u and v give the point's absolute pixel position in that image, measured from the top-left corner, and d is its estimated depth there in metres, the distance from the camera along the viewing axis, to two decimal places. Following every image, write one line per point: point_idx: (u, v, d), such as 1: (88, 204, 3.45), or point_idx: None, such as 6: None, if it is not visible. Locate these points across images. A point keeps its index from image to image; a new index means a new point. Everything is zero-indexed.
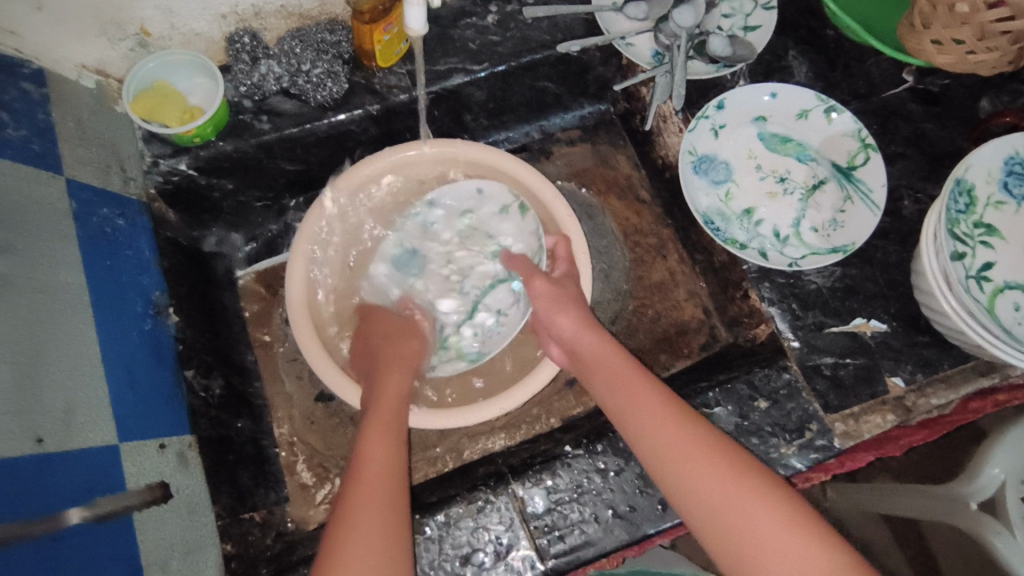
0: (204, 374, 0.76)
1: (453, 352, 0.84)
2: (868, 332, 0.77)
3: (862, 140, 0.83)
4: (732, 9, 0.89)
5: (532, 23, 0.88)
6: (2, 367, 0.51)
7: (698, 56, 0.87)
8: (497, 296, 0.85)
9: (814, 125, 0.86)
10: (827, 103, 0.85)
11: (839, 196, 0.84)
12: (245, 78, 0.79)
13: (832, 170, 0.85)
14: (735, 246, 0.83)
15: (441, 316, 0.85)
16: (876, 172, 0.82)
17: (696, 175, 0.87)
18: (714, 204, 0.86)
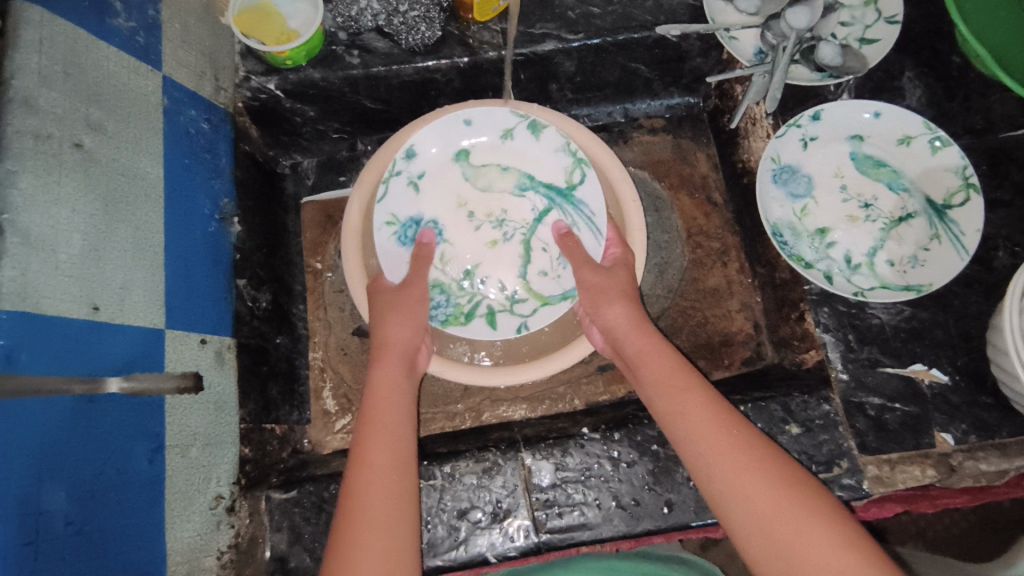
0: (254, 286, 0.80)
1: (530, 299, 0.80)
2: (926, 380, 0.72)
3: (965, 179, 0.77)
4: (852, 18, 0.84)
5: (637, 1, 0.85)
6: (72, 236, 0.55)
7: (804, 61, 0.82)
8: (547, 229, 0.82)
9: (914, 153, 0.80)
10: (935, 132, 0.79)
11: (926, 232, 0.78)
12: (344, 9, 0.80)
13: (925, 204, 0.79)
14: (800, 263, 0.79)
15: (499, 275, 0.81)
16: (974, 215, 0.75)
17: (774, 184, 0.83)
18: (787, 217, 0.82)
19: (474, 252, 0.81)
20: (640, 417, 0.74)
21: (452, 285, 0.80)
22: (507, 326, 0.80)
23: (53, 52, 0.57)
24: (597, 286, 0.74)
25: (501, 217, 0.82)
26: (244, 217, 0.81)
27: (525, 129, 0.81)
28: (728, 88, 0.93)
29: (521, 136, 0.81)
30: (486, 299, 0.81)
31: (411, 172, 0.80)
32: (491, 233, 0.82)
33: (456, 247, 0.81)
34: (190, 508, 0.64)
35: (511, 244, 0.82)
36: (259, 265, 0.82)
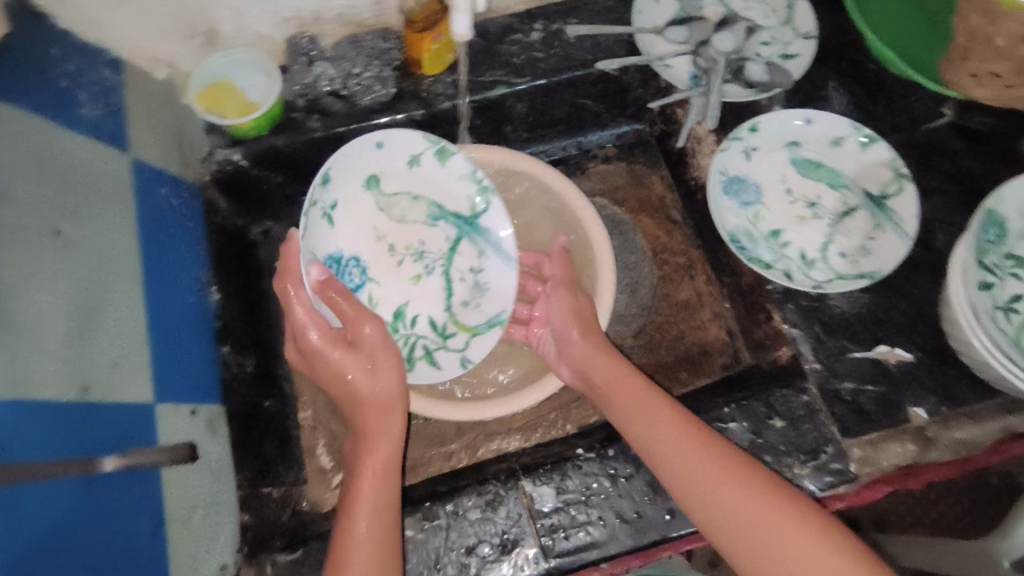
0: (239, 351, 0.80)
1: (459, 331, 0.84)
2: (892, 360, 0.77)
3: (896, 170, 0.84)
4: (773, 38, 0.92)
5: (576, 42, 0.92)
6: (58, 319, 0.56)
7: (735, 80, 0.90)
8: (463, 257, 0.85)
9: (846, 154, 0.87)
10: (862, 132, 0.86)
11: (871, 223, 0.84)
12: (301, 78, 0.86)
13: (864, 195, 0.85)
14: (761, 265, 0.83)
15: (419, 307, 0.84)
16: (909, 202, 0.82)
17: (726, 196, 0.88)
18: (742, 225, 0.87)
19: (402, 291, 0.84)
20: None
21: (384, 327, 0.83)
22: (451, 363, 0.83)
23: (28, 147, 0.59)
24: (569, 309, 0.79)
25: (420, 251, 0.84)
26: (222, 285, 0.82)
27: (433, 154, 0.81)
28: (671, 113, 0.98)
29: (427, 162, 0.81)
30: (420, 338, 0.83)
31: (326, 203, 0.78)
32: (411, 269, 0.84)
33: (383, 287, 0.83)
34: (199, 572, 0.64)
35: (434, 278, 0.84)
36: (244, 330, 0.83)
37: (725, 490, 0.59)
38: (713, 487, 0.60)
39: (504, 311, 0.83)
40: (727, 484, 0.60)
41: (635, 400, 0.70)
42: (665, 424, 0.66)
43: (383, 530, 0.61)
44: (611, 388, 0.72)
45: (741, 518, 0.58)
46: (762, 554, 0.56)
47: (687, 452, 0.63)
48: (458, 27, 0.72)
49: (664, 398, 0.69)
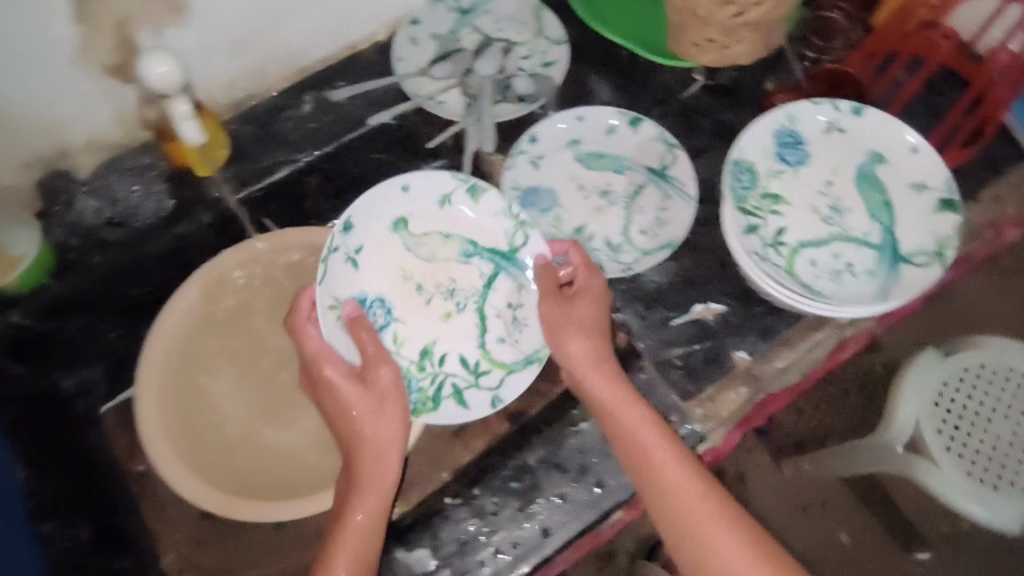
0: (69, 523, 0.75)
1: (494, 369, 0.78)
2: (710, 315, 0.81)
3: (666, 143, 0.89)
4: (531, 51, 0.96)
5: (347, 103, 0.94)
6: None
7: (507, 99, 0.93)
8: (497, 295, 0.80)
9: (622, 138, 0.91)
10: (630, 116, 0.91)
11: (659, 196, 0.88)
12: (67, 218, 0.84)
13: (647, 172, 0.89)
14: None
15: (448, 348, 0.79)
16: (686, 169, 0.88)
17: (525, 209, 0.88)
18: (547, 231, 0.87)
19: (430, 327, 0.80)
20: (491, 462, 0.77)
21: (413, 367, 0.78)
22: (479, 402, 0.76)
23: None
24: (586, 289, 0.74)
25: (451, 287, 0.81)
26: None
27: (466, 191, 0.80)
28: None
29: (457, 199, 0.80)
30: (451, 375, 0.78)
31: (350, 247, 0.78)
32: (440, 306, 0.80)
33: (409, 324, 0.80)
34: None
35: (466, 315, 0.80)
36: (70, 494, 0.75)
37: (688, 516, 0.63)
38: (665, 473, 0.66)
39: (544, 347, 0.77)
40: (678, 473, 0.65)
41: (631, 418, 0.69)
42: (621, 407, 0.70)
43: (372, 529, 0.66)
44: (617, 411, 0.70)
45: (677, 507, 0.64)
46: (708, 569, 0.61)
47: (667, 476, 0.66)
48: (188, 134, 0.77)
49: (618, 377, 0.72)
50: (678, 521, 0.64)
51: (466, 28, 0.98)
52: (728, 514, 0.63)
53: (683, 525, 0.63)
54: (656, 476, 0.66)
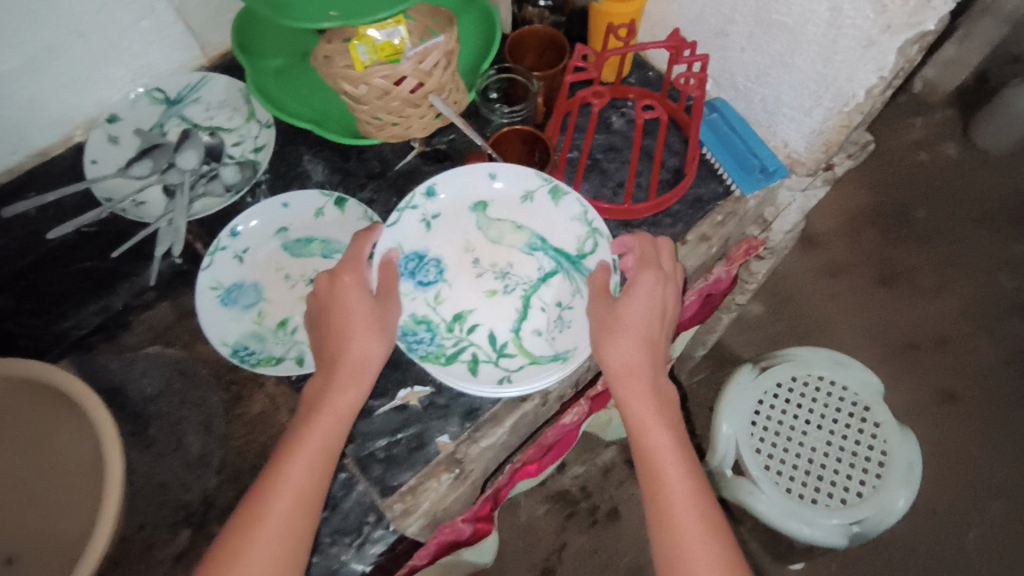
0: None
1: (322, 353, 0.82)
2: (416, 399, 0.77)
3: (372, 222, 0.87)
4: (241, 137, 0.95)
5: (39, 215, 0.90)
6: None
7: (209, 190, 0.90)
8: None
9: (331, 221, 0.88)
10: (334, 197, 0.88)
11: None
12: None
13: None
14: (272, 363, 0.81)
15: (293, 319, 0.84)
16: None
17: (225, 307, 0.83)
18: (248, 329, 0.83)
19: (288, 303, 0.85)
20: None
21: (267, 334, 0.83)
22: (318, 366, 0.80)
23: None
24: (648, 293, 0.73)
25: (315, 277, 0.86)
26: None
27: (333, 205, 0.88)
28: None
29: (330, 212, 0.88)
30: (302, 343, 0.82)
31: (237, 247, 0.87)
32: (298, 291, 0.85)
33: (273, 301, 0.85)
34: None
35: None
36: None
37: (680, 497, 0.66)
38: (657, 458, 0.68)
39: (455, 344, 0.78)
40: (665, 450, 0.68)
41: (642, 397, 0.70)
42: (640, 393, 0.70)
43: (297, 532, 0.63)
44: (628, 390, 0.70)
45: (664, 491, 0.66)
46: (688, 555, 0.63)
47: (663, 456, 0.68)
48: None
49: (653, 354, 0.72)
50: (652, 500, 0.67)
51: (173, 119, 0.96)
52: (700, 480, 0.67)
53: (661, 508, 0.66)
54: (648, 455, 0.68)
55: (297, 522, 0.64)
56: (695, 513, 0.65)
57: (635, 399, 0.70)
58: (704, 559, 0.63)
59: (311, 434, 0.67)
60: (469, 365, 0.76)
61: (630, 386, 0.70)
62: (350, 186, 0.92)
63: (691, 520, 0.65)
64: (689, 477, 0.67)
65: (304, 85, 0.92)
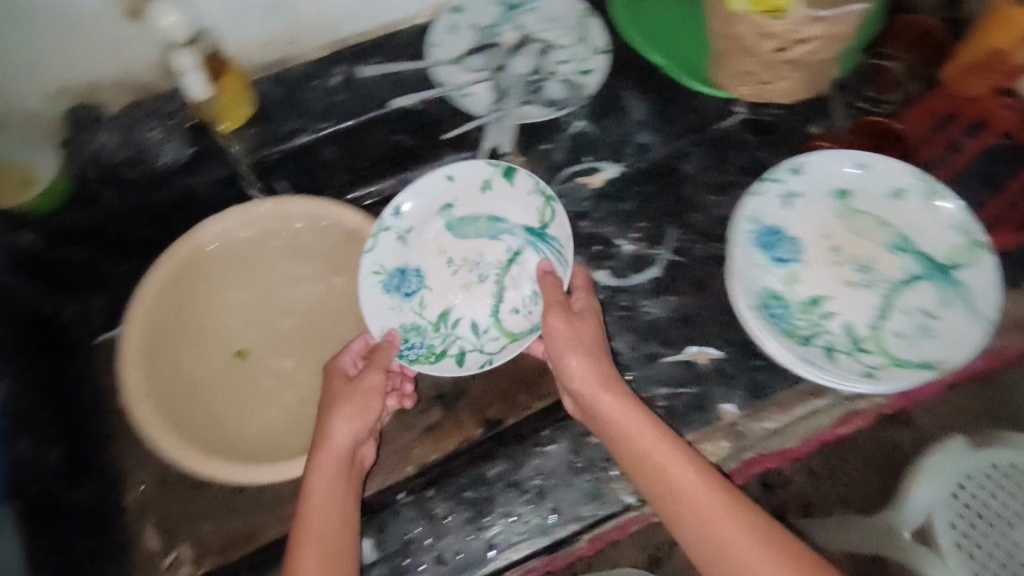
0: (44, 443, 0.77)
1: (502, 334, 0.78)
2: (703, 359, 0.78)
3: (544, 195, 0.82)
4: (569, 56, 0.93)
5: (377, 82, 0.94)
6: None
7: (535, 101, 0.90)
8: (514, 276, 0.80)
9: (497, 196, 0.83)
10: (501, 167, 0.83)
11: (536, 260, 0.80)
12: (87, 147, 0.85)
13: (526, 231, 0.81)
14: (430, 361, 0.76)
15: (459, 305, 0.80)
16: (565, 228, 0.80)
17: (386, 295, 0.79)
18: (406, 320, 0.78)
19: (449, 295, 0.80)
20: (451, 468, 0.75)
21: (427, 327, 0.79)
22: (474, 364, 0.76)
23: None
24: (564, 332, 0.69)
25: (477, 260, 0.81)
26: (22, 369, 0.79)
27: (500, 175, 0.83)
28: None
29: (498, 185, 0.83)
30: (460, 338, 0.78)
31: (400, 228, 0.81)
32: (467, 277, 0.81)
33: (434, 289, 0.80)
34: None
35: (487, 285, 0.80)
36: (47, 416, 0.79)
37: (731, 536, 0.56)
38: (656, 460, 0.62)
39: (801, 330, 0.68)
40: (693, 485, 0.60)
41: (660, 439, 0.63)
42: (643, 437, 0.64)
43: (337, 546, 0.62)
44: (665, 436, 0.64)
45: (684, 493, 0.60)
46: None
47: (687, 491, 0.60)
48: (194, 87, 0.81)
49: (649, 411, 0.66)
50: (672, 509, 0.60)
51: (508, 22, 0.95)
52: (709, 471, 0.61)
53: (687, 512, 0.59)
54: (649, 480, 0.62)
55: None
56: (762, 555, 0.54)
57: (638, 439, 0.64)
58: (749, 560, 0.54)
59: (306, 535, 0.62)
60: (824, 352, 0.67)
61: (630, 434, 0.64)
62: (669, 133, 0.90)
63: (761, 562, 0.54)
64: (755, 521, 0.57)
65: (659, 15, 0.90)
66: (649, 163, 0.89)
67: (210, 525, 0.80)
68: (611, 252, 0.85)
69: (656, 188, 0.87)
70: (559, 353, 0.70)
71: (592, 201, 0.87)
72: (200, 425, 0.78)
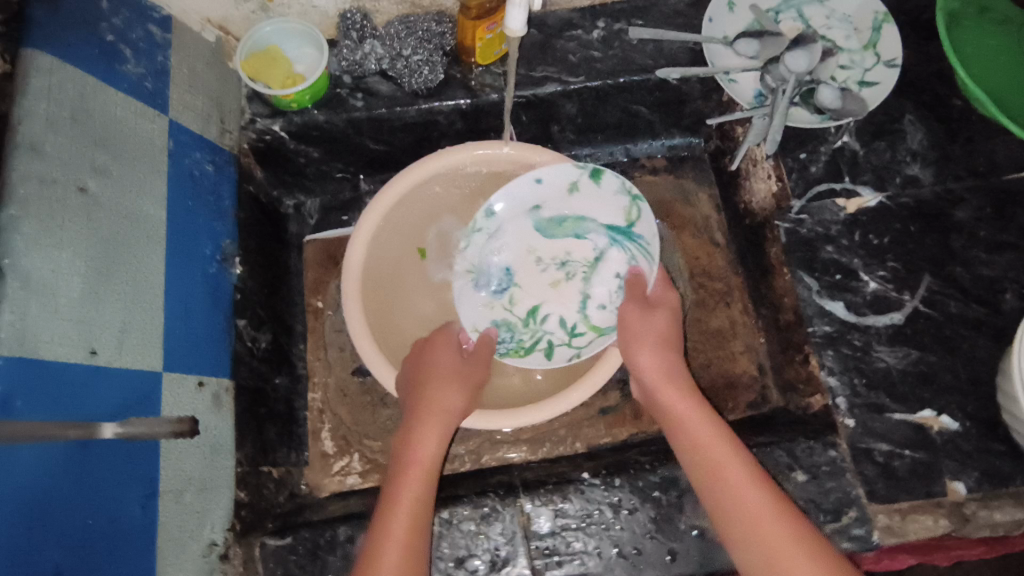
0: (254, 327, 0.81)
1: (590, 332, 0.79)
2: (936, 426, 0.71)
3: (630, 194, 0.76)
4: (851, 61, 0.84)
5: (638, 45, 0.87)
6: (82, 267, 0.57)
7: (804, 104, 0.83)
8: (607, 270, 0.79)
9: (585, 198, 0.77)
10: (590, 168, 0.75)
11: (624, 258, 0.78)
12: (349, 54, 0.83)
13: (607, 231, 0.78)
14: (521, 355, 0.79)
15: (549, 303, 0.80)
16: (651, 225, 0.76)
17: (478, 293, 0.79)
18: (498, 317, 0.79)
19: (539, 292, 0.80)
20: (641, 461, 0.72)
21: (516, 323, 0.80)
22: (564, 358, 0.79)
23: (62, 98, 0.58)
24: (632, 325, 0.73)
25: (565, 259, 0.80)
26: (244, 255, 0.82)
27: (587, 177, 0.75)
28: (728, 129, 0.92)
29: (585, 186, 0.76)
30: (549, 334, 0.79)
31: (490, 229, 0.78)
32: (550, 276, 0.80)
33: (522, 288, 0.80)
34: (183, 555, 0.62)
35: (574, 282, 0.80)
36: (257, 304, 0.83)
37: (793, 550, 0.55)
38: (711, 453, 0.64)
39: None
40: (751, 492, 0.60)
41: (728, 446, 0.64)
42: (712, 441, 0.64)
43: (423, 488, 0.65)
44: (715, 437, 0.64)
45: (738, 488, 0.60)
46: None
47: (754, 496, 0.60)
48: (512, 20, 0.66)
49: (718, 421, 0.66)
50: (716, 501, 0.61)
51: (791, 10, 0.87)
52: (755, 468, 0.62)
53: (730, 508, 0.60)
54: (704, 471, 0.63)
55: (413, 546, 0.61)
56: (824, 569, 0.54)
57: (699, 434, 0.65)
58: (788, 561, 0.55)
59: (406, 486, 0.65)
60: None
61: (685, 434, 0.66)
62: (944, 171, 0.80)
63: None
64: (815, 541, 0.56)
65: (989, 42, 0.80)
66: (916, 200, 0.80)
67: (382, 441, 0.86)
68: (851, 285, 0.77)
69: (920, 229, 0.79)
70: (624, 333, 0.74)
71: (840, 226, 0.80)
72: (391, 339, 0.81)
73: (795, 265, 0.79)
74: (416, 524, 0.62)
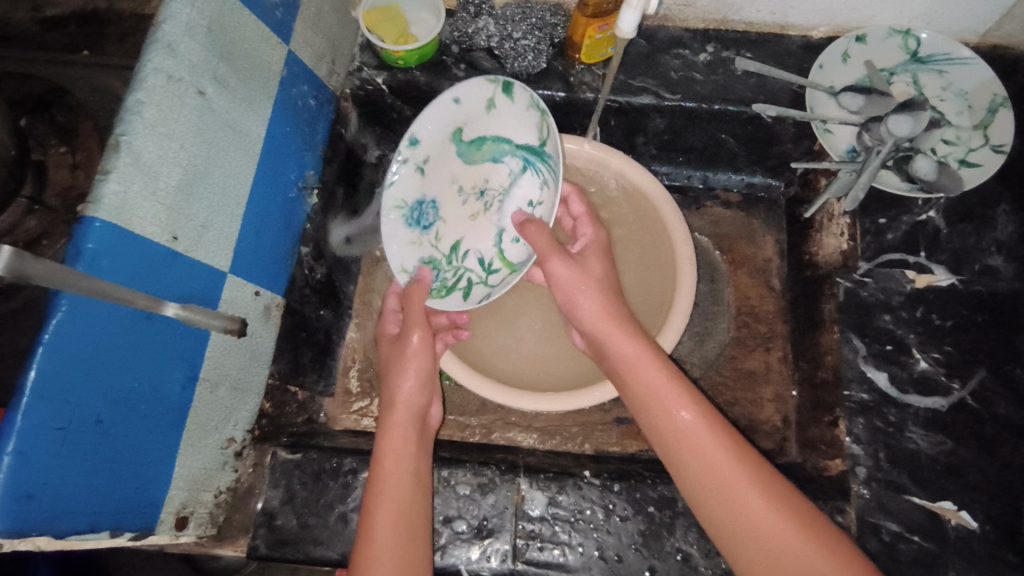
0: (314, 257, 0.86)
1: (503, 269, 0.79)
2: (953, 521, 0.68)
3: (540, 110, 0.73)
4: (957, 138, 0.82)
5: (741, 77, 0.87)
6: (183, 162, 0.62)
7: (895, 170, 0.80)
8: (524, 195, 0.79)
9: (503, 114, 0.77)
10: (501, 83, 0.75)
11: (535, 183, 0.78)
12: (462, 26, 0.88)
13: (522, 153, 0.78)
14: (442, 294, 0.80)
15: (470, 240, 0.82)
16: (556, 142, 0.74)
17: (408, 229, 0.81)
18: (423, 253, 0.81)
19: (460, 227, 0.82)
20: (644, 474, 0.73)
21: (439, 259, 0.81)
22: (478, 297, 0.79)
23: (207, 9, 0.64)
24: (573, 279, 0.70)
25: (483, 188, 0.81)
26: (322, 189, 0.88)
27: (502, 91, 0.76)
28: (812, 178, 0.92)
29: (501, 103, 0.77)
30: (468, 271, 0.81)
31: (417, 158, 0.80)
32: (472, 208, 0.82)
33: (447, 222, 0.82)
34: (203, 442, 0.67)
35: (492, 215, 0.81)
36: (324, 238, 0.88)
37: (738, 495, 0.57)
38: (658, 399, 0.63)
39: None
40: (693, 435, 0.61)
41: (672, 396, 0.63)
42: (656, 391, 0.64)
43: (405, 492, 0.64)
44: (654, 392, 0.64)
45: (725, 478, 0.58)
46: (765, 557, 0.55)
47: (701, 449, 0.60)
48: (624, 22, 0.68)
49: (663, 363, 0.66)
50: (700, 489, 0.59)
51: (907, 74, 0.85)
52: (719, 428, 0.61)
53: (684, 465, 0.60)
54: (677, 448, 0.61)
55: (411, 514, 0.62)
56: (771, 515, 0.56)
57: (642, 394, 0.64)
58: (779, 539, 0.54)
59: (380, 485, 0.64)
60: None
61: (633, 385, 0.66)
62: None
63: (771, 527, 0.55)
64: (755, 480, 0.58)
65: None
66: (990, 291, 0.76)
67: None
68: (899, 359, 0.75)
69: (987, 319, 0.76)
70: (568, 282, 0.71)
71: (903, 298, 0.78)
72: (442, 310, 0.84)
73: (846, 326, 0.78)
74: (408, 519, 0.62)
